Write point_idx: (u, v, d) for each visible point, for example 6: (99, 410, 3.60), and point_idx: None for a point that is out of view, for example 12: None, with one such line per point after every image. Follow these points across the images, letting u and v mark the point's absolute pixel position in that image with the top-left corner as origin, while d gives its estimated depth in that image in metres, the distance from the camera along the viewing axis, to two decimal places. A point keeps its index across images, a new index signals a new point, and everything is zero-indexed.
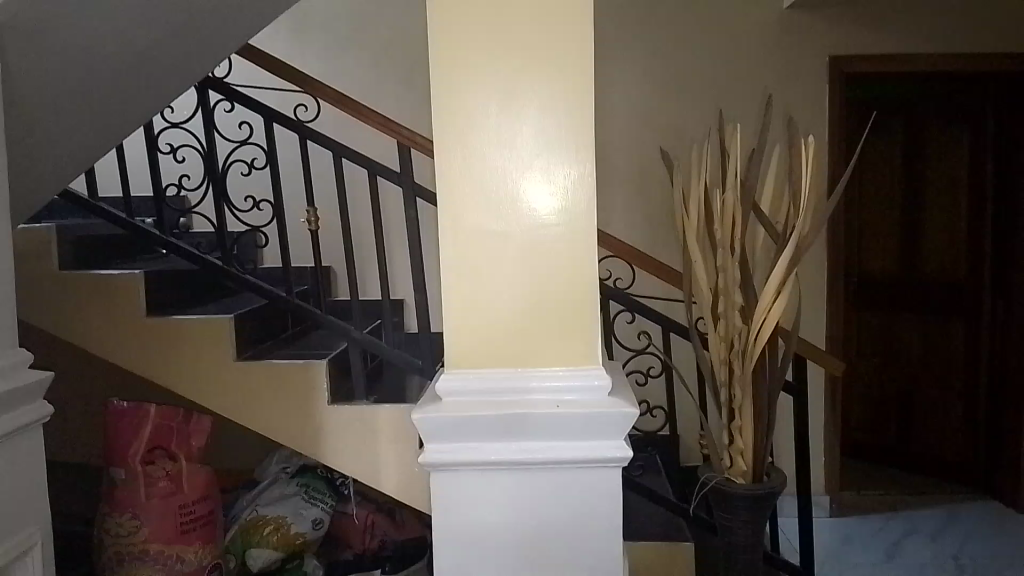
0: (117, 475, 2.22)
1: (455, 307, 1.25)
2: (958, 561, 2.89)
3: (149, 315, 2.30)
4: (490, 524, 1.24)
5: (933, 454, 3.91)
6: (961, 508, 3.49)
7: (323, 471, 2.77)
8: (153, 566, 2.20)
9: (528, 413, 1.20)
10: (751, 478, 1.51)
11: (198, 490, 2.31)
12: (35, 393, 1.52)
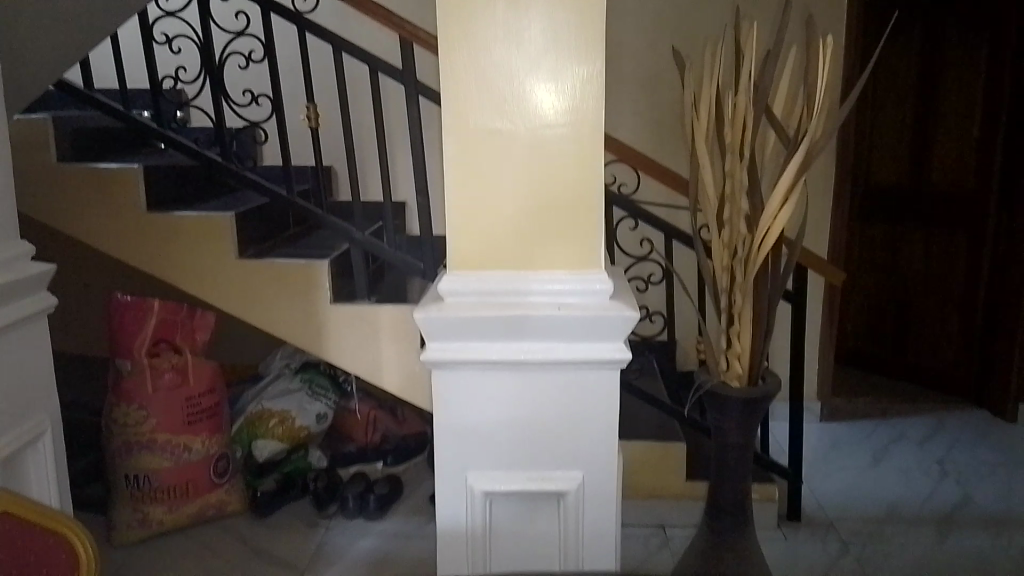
0: (123, 367, 2.26)
1: (457, 206, 1.23)
2: (943, 466, 2.99)
3: (149, 211, 2.29)
4: (489, 420, 1.27)
5: (926, 363, 3.98)
6: (950, 416, 3.57)
7: (326, 368, 2.83)
8: (161, 455, 2.28)
9: (529, 314, 1.20)
10: (746, 382, 1.53)
11: (204, 383, 2.36)
12: (39, 285, 1.53)
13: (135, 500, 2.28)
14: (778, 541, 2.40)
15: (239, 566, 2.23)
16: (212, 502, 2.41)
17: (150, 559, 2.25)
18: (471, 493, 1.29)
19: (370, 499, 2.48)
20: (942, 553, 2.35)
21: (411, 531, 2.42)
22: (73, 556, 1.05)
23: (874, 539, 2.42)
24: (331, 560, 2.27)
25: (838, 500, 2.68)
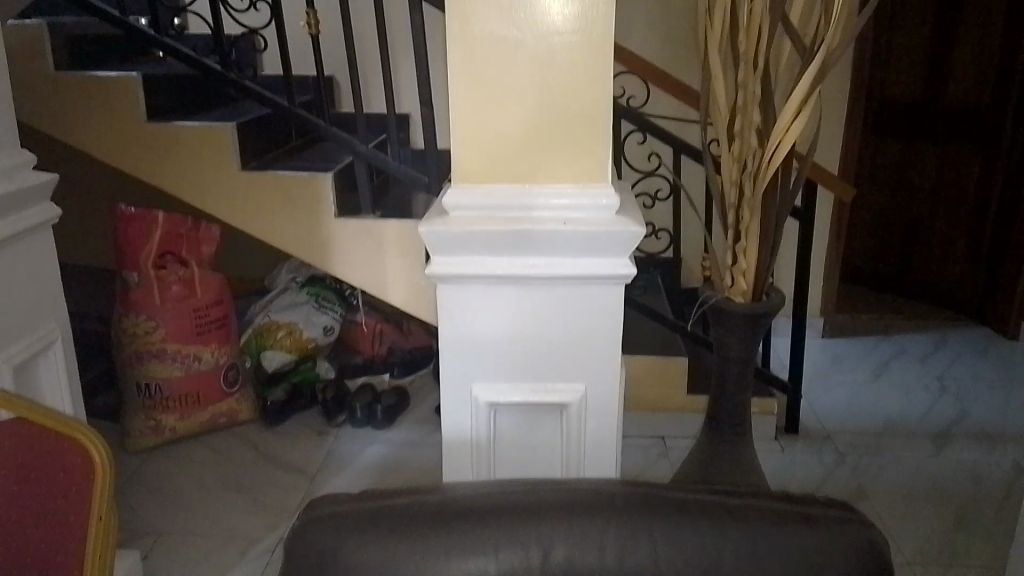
0: (130, 278, 2.28)
1: (462, 116, 1.21)
2: (942, 382, 3.03)
3: (150, 121, 2.26)
4: (493, 333, 1.28)
5: (931, 281, 3.98)
6: (952, 333, 3.60)
7: (332, 281, 2.84)
8: (172, 365, 2.32)
9: (534, 230, 1.19)
10: (751, 298, 1.53)
11: (212, 295, 2.38)
12: (42, 195, 1.52)
13: (147, 408, 2.34)
14: (775, 452, 2.46)
15: (252, 473, 2.31)
16: (223, 411, 2.47)
17: (165, 465, 2.33)
18: (476, 404, 1.31)
19: (377, 409, 2.53)
20: (936, 465, 2.41)
21: (418, 439, 2.49)
22: (88, 464, 1.08)
23: (870, 452, 2.48)
24: (341, 467, 2.34)
25: (836, 414, 2.73)
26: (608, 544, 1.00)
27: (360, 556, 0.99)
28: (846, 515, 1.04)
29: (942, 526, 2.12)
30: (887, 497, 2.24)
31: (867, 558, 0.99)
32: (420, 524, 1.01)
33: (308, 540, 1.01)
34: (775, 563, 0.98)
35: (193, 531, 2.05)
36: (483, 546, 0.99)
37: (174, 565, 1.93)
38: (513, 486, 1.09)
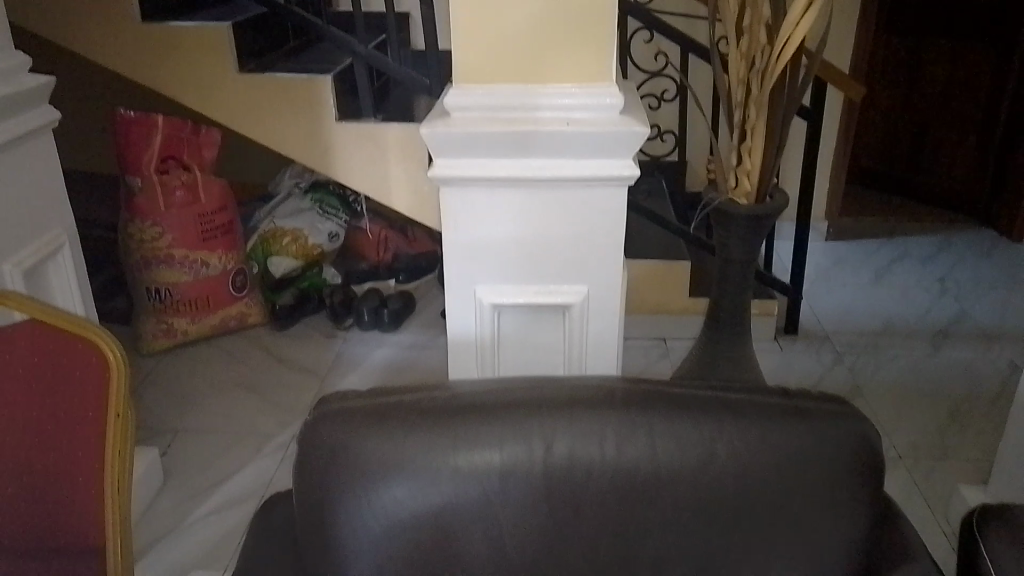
0: (134, 184, 2.28)
1: (463, 12, 1.18)
2: (943, 283, 3.04)
3: (144, 23, 2.20)
4: (494, 235, 1.29)
5: (937, 184, 3.94)
6: (957, 235, 3.59)
7: (335, 188, 2.83)
8: (180, 270, 2.35)
9: (536, 130, 1.18)
10: (754, 200, 1.52)
11: (216, 201, 2.38)
12: (39, 97, 1.50)
13: (158, 311, 2.39)
14: (774, 352, 2.51)
15: (263, 374, 2.37)
16: (233, 315, 2.51)
17: (178, 367, 2.39)
18: (480, 305, 1.34)
19: (384, 313, 2.57)
20: (933, 363, 2.46)
21: (425, 342, 2.54)
22: (103, 359, 1.12)
23: (868, 351, 2.52)
24: (350, 367, 2.40)
25: (836, 315, 2.76)
26: (608, 436, 1.03)
27: (367, 445, 1.03)
28: (839, 408, 1.07)
29: (935, 422, 2.18)
30: (883, 394, 2.30)
31: (856, 447, 1.03)
32: (426, 418, 1.05)
33: (319, 433, 1.05)
34: (768, 452, 1.02)
35: (208, 429, 2.13)
36: (487, 438, 1.03)
37: (193, 461, 2.02)
38: (516, 384, 1.13)
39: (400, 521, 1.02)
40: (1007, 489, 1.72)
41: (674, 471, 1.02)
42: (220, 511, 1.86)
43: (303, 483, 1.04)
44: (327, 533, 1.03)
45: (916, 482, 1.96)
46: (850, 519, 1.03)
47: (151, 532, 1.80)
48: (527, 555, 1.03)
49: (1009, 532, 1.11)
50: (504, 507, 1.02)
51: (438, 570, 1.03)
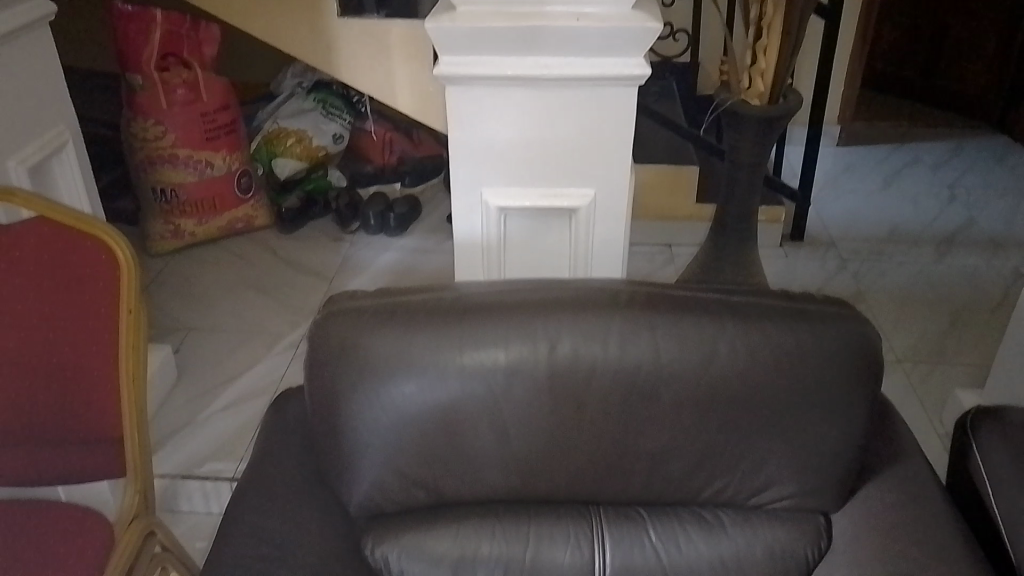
0: (134, 81, 2.23)
1: None
2: (954, 190, 3.01)
3: None
4: (501, 136, 1.27)
5: (952, 88, 3.84)
6: (970, 142, 3.53)
7: (338, 87, 2.76)
8: (184, 170, 2.34)
9: (545, 26, 1.15)
10: (767, 102, 1.49)
11: (218, 100, 2.34)
12: None
13: (165, 212, 2.39)
14: (779, 258, 2.51)
15: (271, 275, 2.39)
16: (239, 216, 2.51)
17: (187, 267, 2.42)
18: (486, 208, 1.33)
19: (390, 217, 2.56)
20: (937, 270, 2.47)
21: (431, 246, 2.55)
22: (112, 258, 1.14)
23: (873, 257, 2.53)
24: (357, 270, 2.42)
25: (843, 222, 2.75)
26: (611, 337, 1.05)
27: (375, 342, 1.05)
28: (840, 311, 1.09)
29: (935, 327, 2.21)
30: (886, 300, 2.32)
31: (856, 348, 1.05)
32: (433, 317, 1.07)
33: (327, 332, 1.07)
34: (768, 352, 1.04)
35: (219, 328, 2.17)
36: (493, 337, 1.05)
37: (205, 359, 2.06)
38: (521, 285, 1.14)
39: (408, 415, 1.05)
40: (1002, 391, 1.76)
41: (676, 369, 1.04)
42: (234, 406, 1.92)
43: (314, 378, 1.08)
44: (339, 426, 1.07)
45: (913, 384, 2.00)
46: (848, 416, 1.06)
47: (168, 426, 1.87)
48: (532, 447, 1.07)
49: (999, 429, 1.14)
50: (510, 403, 1.05)
51: (445, 460, 1.07)
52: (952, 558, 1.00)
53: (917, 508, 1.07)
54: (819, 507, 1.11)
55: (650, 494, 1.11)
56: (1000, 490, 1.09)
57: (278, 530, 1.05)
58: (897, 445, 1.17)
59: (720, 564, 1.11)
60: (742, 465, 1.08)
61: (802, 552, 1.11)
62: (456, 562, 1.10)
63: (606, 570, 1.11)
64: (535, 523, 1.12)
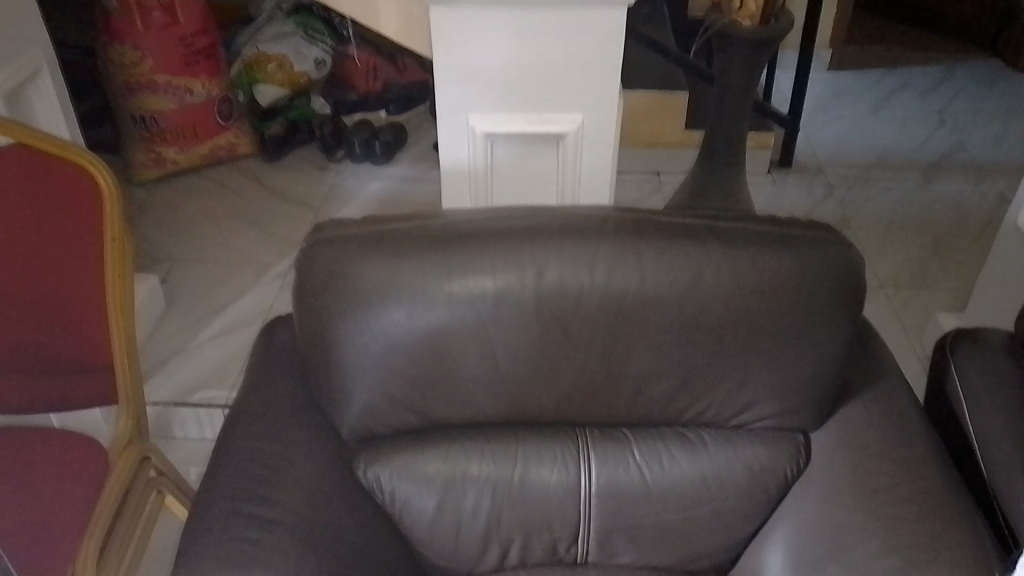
0: (108, 4, 2.15)
1: None
2: (942, 115, 3.00)
3: None
4: (487, 60, 1.25)
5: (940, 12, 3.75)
6: (960, 66, 3.49)
7: (319, 10, 2.67)
8: (164, 97, 2.29)
9: None
10: (758, 23, 1.46)
11: (195, 24, 2.27)
12: None
13: (146, 140, 2.34)
14: (767, 185, 2.51)
15: (256, 204, 2.37)
16: (222, 144, 2.47)
17: (171, 197, 2.39)
18: (472, 134, 1.31)
19: (375, 144, 2.53)
20: (923, 196, 2.47)
21: (418, 175, 2.52)
22: (94, 186, 1.12)
23: (860, 183, 2.53)
24: (344, 199, 2.40)
25: (832, 147, 2.74)
26: (597, 263, 1.06)
27: (364, 271, 1.05)
28: (825, 236, 1.10)
29: (919, 253, 2.23)
30: (872, 226, 2.33)
31: (837, 271, 1.07)
32: (421, 245, 1.07)
33: (315, 259, 1.07)
34: (752, 276, 1.05)
35: (206, 258, 2.16)
36: (481, 265, 1.06)
37: (193, 288, 2.07)
38: (508, 212, 1.14)
39: (397, 341, 1.06)
40: (981, 314, 1.80)
41: (662, 294, 1.05)
42: (225, 335, 1.93)
43: (302, 305, 1.08)
44: (329, 353, 1.08)
45: (895, 309, 2.04)
46: (828, 338, 1.08)
47: (159, 354, 1.88)
48: (519, 371, 1.09)
49: (975, 350, 1.17)
50: (497, 329, 1.06)
51: (434, 385, 1.09)
52: (924, 473, 1.04)
53: (893, 427, 1.10)
54: (797, 426, 1.15)
55: (634, 415, 1.14)
56: (974, 408, 1.13)
57: (271, 453, 1.07)
58: (875, 367, 1.20)
59: (701, 481, 1.14)
60: (724, 387, 1.11)
61: (781, 469, 1.14)
62: (446, 482, 1.13)
63: (592, 487, 1.14)
64: (522, 444, 1.14)
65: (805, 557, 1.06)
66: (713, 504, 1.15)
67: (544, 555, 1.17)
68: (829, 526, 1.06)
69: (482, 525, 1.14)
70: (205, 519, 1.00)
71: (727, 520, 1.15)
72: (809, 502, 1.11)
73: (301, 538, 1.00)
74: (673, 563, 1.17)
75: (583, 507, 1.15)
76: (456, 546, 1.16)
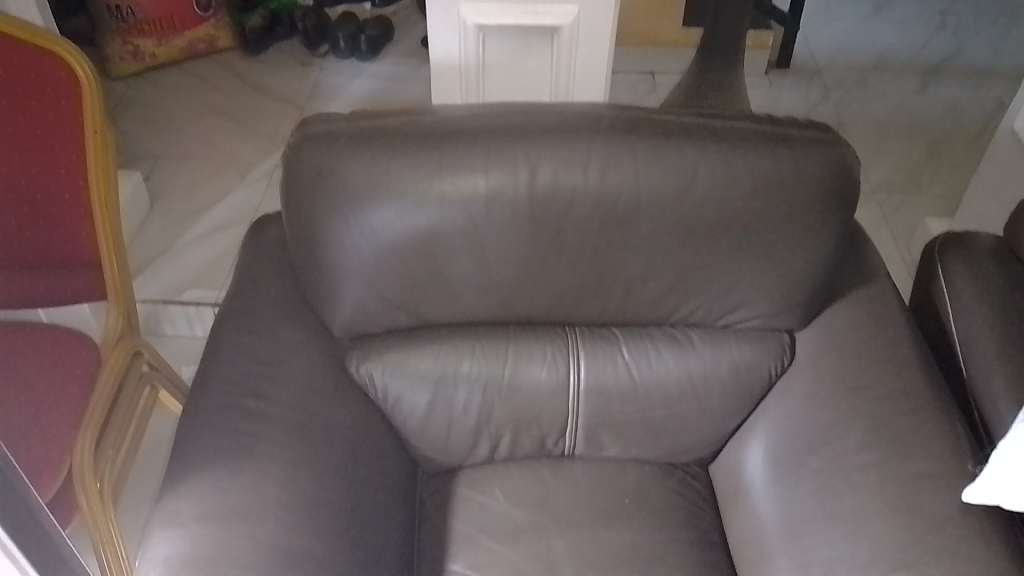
0: None
1: None
2: (946, 17, 2.91)
3: None
4: None
5: None
6: None
7: None
8: None
9: None
10: None
11: None
12: None
13: (122, 32, 2.24)
14: (763, 86, 2.46)
15: (239, 101, 2.30)
16: (201, 37, 2.39)
17: (150, 92, 2.31)
18: (464, 26, 1.28)
19: (361, 41, 2.44)
20: (920, 101, 2.44)
21: (406, 73, 2.45)
22: (73, 77, 1.08)
23: (857, 87, 2.49)
24: (330, 97, 2.34)
25: (831, 50, 2.67)
26: (591, 162, 1.04)
27: (353, 169, 1.03)
28: (824, 137, 1.08)
29: (912, 159, 2.22)
30: (866, 131, 2.31)
31: (833, 173, 1.06)
32: (411, 143, 1.04)
33: (302, 156, 1.05)
34: (747, 178, 1.04)
35: (189, 156, 2.12)
36: (472, 164, 1.03)
37: (177, 187, 2.03)
38: (500, 108, 1.11)
39: (388, 240, 1.05)
40: (970, 219, 1.81)
41: (655, 196, 1.04)
42: (212, 235, 1.91)
43: (291, 203, 1.06)
44: (319, 251, 1.07)
45: (885, 214, 2.05)
46: (819, 240, 1.08)
47: (145, 254, 1.87)
48: (510, 271, 1.08)
49: (963, 255, 1.18)
50: (489, 228, 1.05)
51: (424, 284, 1.09)
52: (906, 372, 1.07)
53: (877, 329, 1.12)
54: (784, 326, 1.17)
55: (624, 315, 1.15)
56: (958, 310, 1.14)
57: (264, 349, 1.08)
58: (863, 270, 1.21)
59: (687, 379, 1.17)
60: (714, 288, 1.11)
61: (765, 367, 1.17)
62: (437, 380, 1.15)
63: (581, 386, 1.16)
64: (512, 343, 1.16)
65: (785, 450, 1.10)
66: (698, 402, 1.17)
67: (532, 448, 1.20)
68: (810, 422, 1.09)
69: (472, 421, 1.17)
70: (202, 412, 1.02)
71: (711, 417, 1.18)
72: (791, 400, 1.14)
73: (297, 431, 1.02)
74: (658, 456, 1.21)
75: (571, 404, 1.17)
76: (448, 442, 1.18)
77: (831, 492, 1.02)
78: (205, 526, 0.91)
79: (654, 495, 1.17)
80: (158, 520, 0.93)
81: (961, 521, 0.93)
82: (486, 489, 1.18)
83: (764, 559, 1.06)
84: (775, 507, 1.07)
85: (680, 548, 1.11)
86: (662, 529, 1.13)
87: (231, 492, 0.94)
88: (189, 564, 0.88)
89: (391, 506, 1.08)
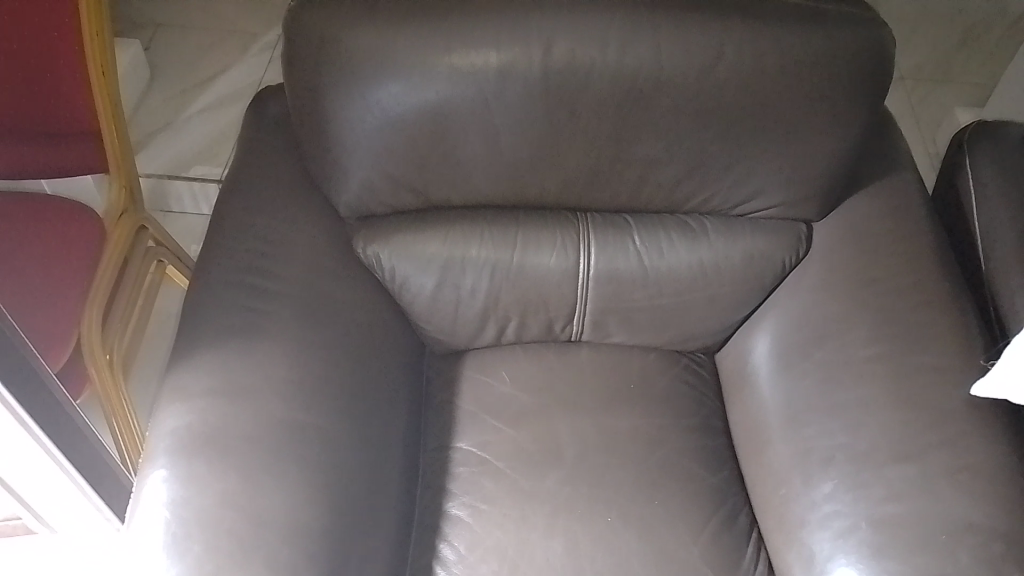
0: None
1: None
2: None
3: None
4: None
5: None
6: None
7: None
8: None
9: None
10: None
11: None
12: None
13: None
14: None
15: None
16: None
17: None
18: None
19: None
20: None
21: None
22: None
23: None
24: None
25: None
26: (611, 36, 0.97)
27: (357, 39, 0.97)
28: (859, 15, 1.01)
29: (945, 44, 2.11)
30: (901, 12, 2.18)
31: (865, 54, 1.00)
32: (419, 12, 0.97)
33: (303, 24, 0.98)
34: (775, 58, 0.98)
35: (189, 25, 2.03)
36: (483, 36, 0.97)
37: (178, 58, 1.95)
38: None
39: (395, 116, 1.00)
40: (1001, 109, 1.73)
41: (676, 75, 0.98)
42: (215, 110, 1.86)
43: (293, 74, 1.02)
44: (324, 126, 1.03)
45: (912, 103, 1.96)
46: (844, 125, 1.04)
47: (147, 128, 1.82)
48: (521, 151, 1.05)
49: (992, 143, 1.13)
50: (500, 106, 1.00)
51: (432, 162, 1.05)
52: (924, 266, 1.05)
53: (899, 222, 1.09)
54: (800, 215, 1.14)
55: (637, 201, 1.12)
56: (983, 202, 1.11)
57: (268, 226, 1.06)
58: (887, 160, 1.17)
59: (699, 268, 1.14)
60: (731, 174, 1.08)
61: (779, 257, 1.14)
62: (444, 263, 1.13)
63: (590, 272, 1.14)
64: (522, 228, 1.13)
65: (793, 341, 1.10)
66: (709, 291, 1.16)
67: (539, 333, 1.20)
68: (820, 313, 1.08)
69: (480, 304, 1.16)
70: (207, 288, 1.01)
71: (721, 307, 1.17)
72: (803, 291, 1.12)
73: (304, 309, 1.02)
74: (664, 343, 1.21)
75: (580, 290, 1.16)
76: (454, 324, 1.18)
77: (837, 383, 1.02)
78: (214, 400, 0.92)
79: (659, 382, 1.18)
80: (168, 394, 0.94)
81: (968, 415, 0.93)
82: (492, 371, 1.18)
83: (765, 446, 1.07)
84: (780, 395, 1.08)
85: (683, 433, 1.13)
86: (666, 415, 1.14)
87: (238, 368, 0.95)
88: (198, 436, 0.89)
89: (398, 385, 1.09)
